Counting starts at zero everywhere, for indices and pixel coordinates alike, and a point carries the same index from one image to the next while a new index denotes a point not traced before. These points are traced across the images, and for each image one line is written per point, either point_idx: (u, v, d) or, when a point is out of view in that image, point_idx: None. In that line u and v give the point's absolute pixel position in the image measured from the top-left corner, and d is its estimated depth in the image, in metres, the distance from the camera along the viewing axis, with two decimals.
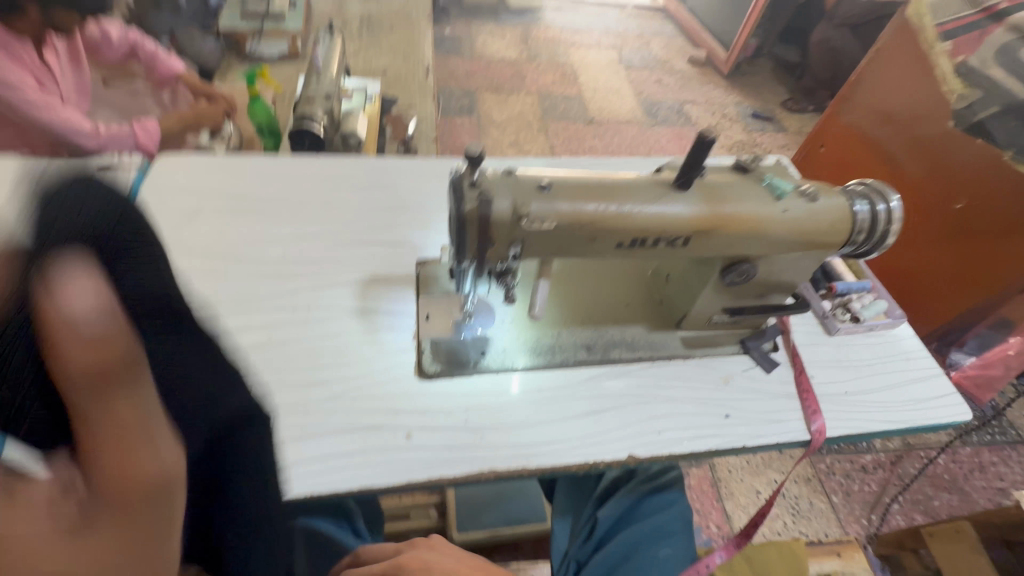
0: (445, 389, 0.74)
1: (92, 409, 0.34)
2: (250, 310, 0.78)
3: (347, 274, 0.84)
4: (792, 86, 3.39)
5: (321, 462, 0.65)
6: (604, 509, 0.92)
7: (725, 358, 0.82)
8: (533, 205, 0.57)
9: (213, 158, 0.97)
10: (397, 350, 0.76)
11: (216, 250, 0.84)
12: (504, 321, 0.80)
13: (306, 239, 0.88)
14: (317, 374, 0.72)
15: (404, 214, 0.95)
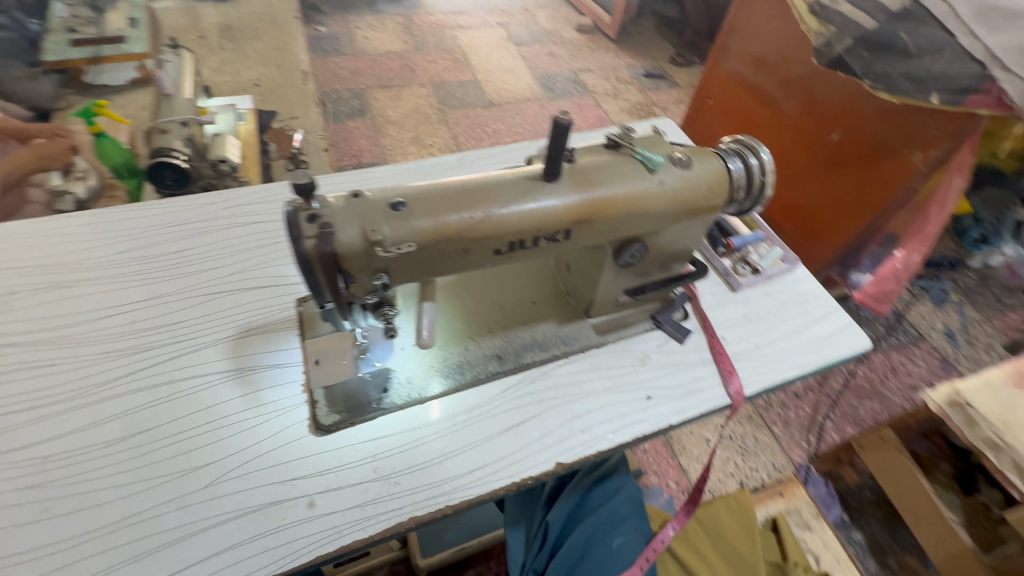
0: (349, 439, 0.66)
1: None
2: (96, 399, 0.66)
3: (216, 331, 0.74)
4: (677, 41, 3.48)
5: (210, 561, 0.56)
6: (553, 512, 0.89)
7: (639, 338, 0.80)
8: (386, 228, 0.51)
9: (27, 224, 0.81)
10: (287, 407, 0.68)
11: (45, 335, 0.70)
12: (404, 348, 0.73)
13: (160, 300, 0.76)
14: (192, 458, 0.62)
15: (276, 249, 0.84)
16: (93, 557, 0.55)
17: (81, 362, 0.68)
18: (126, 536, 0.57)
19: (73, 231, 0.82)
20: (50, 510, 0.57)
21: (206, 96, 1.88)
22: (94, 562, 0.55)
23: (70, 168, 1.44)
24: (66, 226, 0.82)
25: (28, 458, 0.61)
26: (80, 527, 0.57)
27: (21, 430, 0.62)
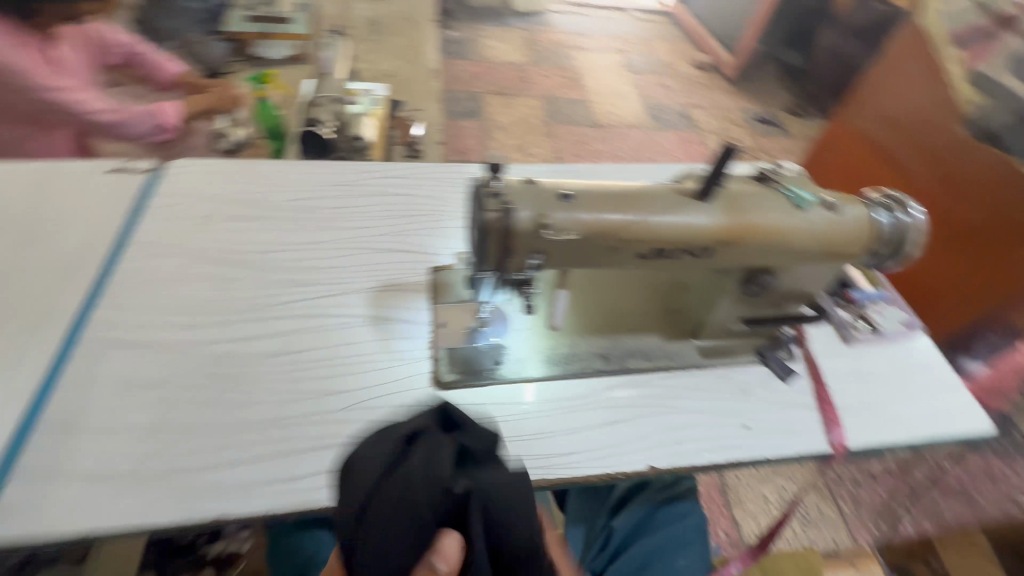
0: (463, 398, 0.73)
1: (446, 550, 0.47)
2: (264, 316, 0.77)
3: (362, 282, 0.84)
4: (797, 91, 3.38)
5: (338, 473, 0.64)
6: (619, 519, 0.92)
7: (742, 369, 0.81)
8: (556, 215, 0.57)
9: (225, 164, 0.96)
10: (413, 359, 0.76)
11: (228, 255, 0.83)
12: (520, 330, 0.79)
13: (320, 247, 0.87)
14: (332, 383, 0.71)
15: (416, 221, 0.94)
16: (246, 445, 0.64)
17: (255, 284, 0.80)
18: (274, 435, 0.66)
19: (258, 175, 0.95)
20: (218, 398, 0.68)
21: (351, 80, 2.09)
22: (247, 451, 0.64)
23: (233, 114, 1.69)
24: (254, 171, 0.96)
25: (207, 352, 0.72)
26: (239, 419, 0.66)
27: (204, 329, 0.74)
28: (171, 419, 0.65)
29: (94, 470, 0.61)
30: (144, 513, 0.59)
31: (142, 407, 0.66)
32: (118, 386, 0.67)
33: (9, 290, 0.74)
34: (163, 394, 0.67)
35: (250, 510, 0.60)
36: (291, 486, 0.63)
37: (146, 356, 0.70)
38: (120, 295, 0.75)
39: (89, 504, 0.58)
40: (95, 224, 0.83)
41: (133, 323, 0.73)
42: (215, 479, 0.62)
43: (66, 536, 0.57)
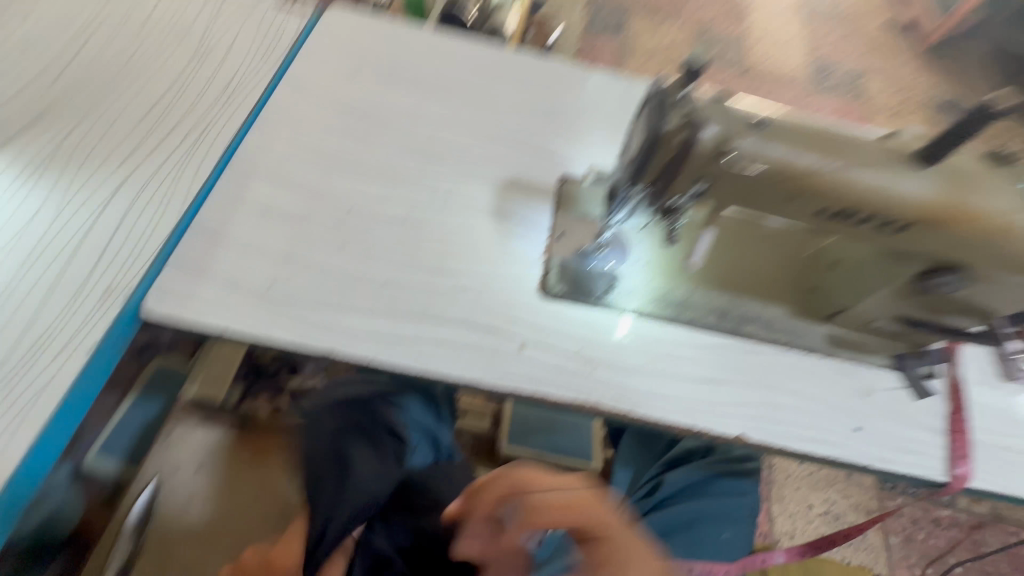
0: (566, 313, 0.71)
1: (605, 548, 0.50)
2: (394, 182, 0.77)
3: (490, 172, 0.81)
4: (1008, 81, 2.75)
5: (438, 349, 0.66)
6: (673, 474, 0.90)
7: (869, 369, 0.73)
8: (743, 141, 0.50)
9: (379, 19, 0.93)
10: (525, 262, 0.74)
11: (369, 113, 0.83)
12: (637, 263, 0.75)
13: (457, 127, 0.84)
14: (446, 263, 0.72)
15: (554, 123, 0.88)
16: (361, 297, 0.67)
17: (390, 148, 0.80)
18: (386, 295, 0.68)
19: (409, 39, 0.92)
20: (344, 247, 0.70)
21: None
22: (361, 304, 0.67)
23: None
24: (405, 33, 0.93)
25: (339, 203, 0.74)
26: (359, 273, 0.69)
27: (339, 179, 0.75)
28: (301, 254, 0.69)
29: (231, 279, 0.66)
30: (268, 329, 0.64)
31: (278, 236, 0.69)
32: (260, 212, 0.71)
33: (177, 97, 0.77)
34: (297, 230, 0.70)
35: (357, 355, 0.64)
36: (393, 346, 0.65)
37: (286, 191, 0.73)
38: (271, 127, 0.78)
39: (225, 306, 0.64)
40: (258, 53, 0.84)
41: (278, 156, 0.76)
42: (330, 319, 0.65)
43: (204, 329, 0.63)
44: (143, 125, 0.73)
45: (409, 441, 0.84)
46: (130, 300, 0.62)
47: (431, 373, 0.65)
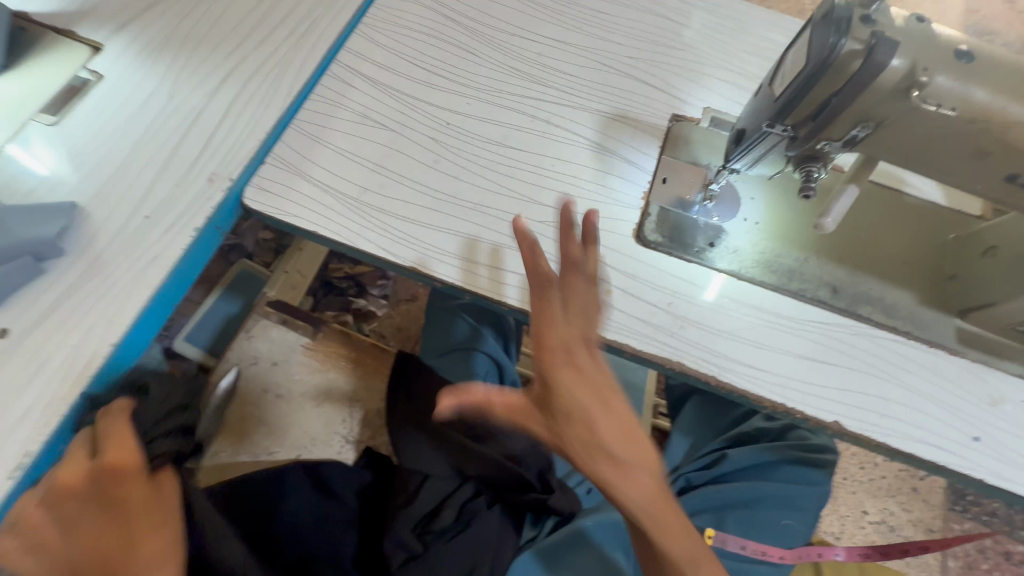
0: (660, 263, 0.66)
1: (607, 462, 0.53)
2: (492, 100, 0.72)
3: (595, 102, 0.74)
4: None
5: (520, 281, 0.63)
6: (739, 452, 0.85)
7: (1001, 376, 0.63)
8: (937, 77, 0.47)
9: None
10: (622, 204, 0.69)
11: (474, 24, 0.77)
12: (746, 221, 0.68)
13: (565, 48, 0.77)
14: (539, 194, 0.68)
15: (670, 55, 0.79)
16: (449, 217, 0.65)
17: (492, 65, 0.75)
18: (474, 218, 0.66)
19: None
20: (436, 163, 0.68)
21: None
22: (448, 223, 0.65)
23: None
24: None
25: (435, 117, 0.70)
26: (449, 192, 0.66)
27: (437, 91, 0.72)
28: (393, 164, 0.67)
29: (325, 181, 0.65)
30: (355, 236, 0.63)
31: (372, 144, 0.68)
32: (357, 117, 0.69)
33: None
34: (392, 139, 0.68)
35: (440, 274, 0.62)
36: (476, 271, 0.63)
37: (383, 98, 0.70)
38: (375, 30, 0.75)
39: (318, 208, 0.64)
40: None
41: (379, 61, 0.73)
42: (416, 234, 0.64)
43: (295, 227, 0.63)
44: (252, 14, 0.72)
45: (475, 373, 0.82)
46: (231, 190, 0.62)
47: (511, 303, 0.62)
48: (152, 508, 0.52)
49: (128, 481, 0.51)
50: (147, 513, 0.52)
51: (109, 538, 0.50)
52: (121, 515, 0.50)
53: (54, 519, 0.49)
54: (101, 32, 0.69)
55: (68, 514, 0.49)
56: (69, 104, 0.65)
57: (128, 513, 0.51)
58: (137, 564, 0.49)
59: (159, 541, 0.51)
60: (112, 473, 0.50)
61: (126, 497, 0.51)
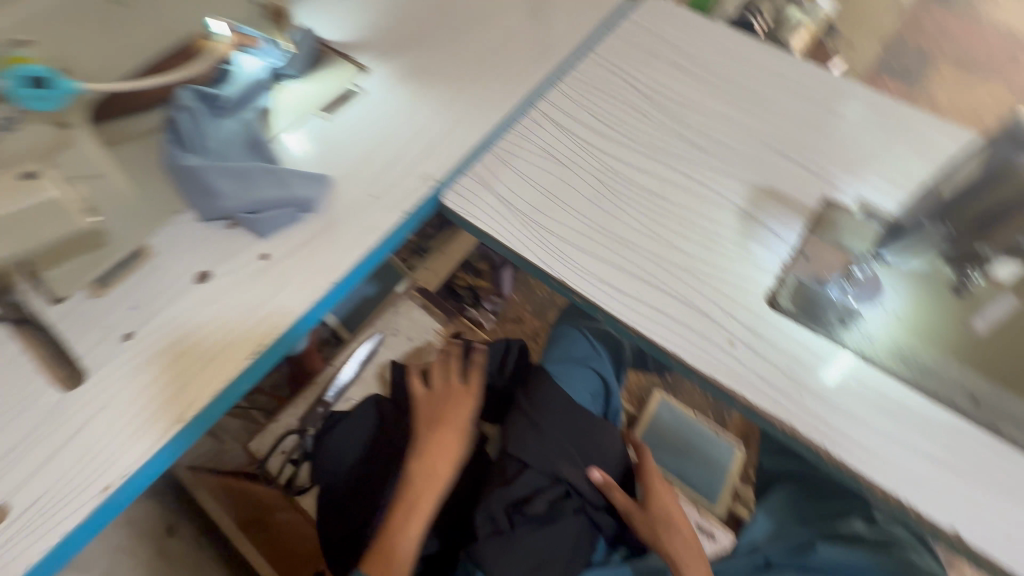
0: (788, 328, 0.70)
1: (665, 516, 0.81)
2: (656, 157, 0.83)
3: (749, 174, 0.81)
4: None
5: (650, 313, 0.71)
6: (831, 548, 0.83)
7: None
8: None
9: (686, 13, 0.99)
10: (760, 268, 0.74)
11: (652, 92, 0.90)
12: (886, 311, 0.70)
13: (730, 124, 0.86)
14: (682, 243, 0.76)
15: (832, 145, 0.84)
16: (599, 246, 0.75)
17: (661, 128, 0.86)
18: (620, 251, 0.75)
19: (707, 35, 0.97)
20: (598, 200, 0.79)
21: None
22: (597, 251, 0.75)
23: None
24: (706, 29, 0.97)
25: (604, 163, 0.82)
26: (603, 226, 0.77)
27: (610, 142, 0.84)
28: (562, 194, 0.79)
29: (505, 196, 0.79)
30: (520, 244, 0.76)
31: (548, 174, 0.81)
32: (540, 151, 0.83)
33: (507, 43, 0.93)
34: (566, 174, 0.81)
35: (583, 290, 0.72)
36: (614, 295, 0.72)
37: (565, 140, 0.84)
38: (569, 86, 0.90)
39: (496, 215, 0.78)
40: (573, 22, 0.96)
41: (567, 110, 0.87)
42: (569, 253, 0.75)
43: (475, 227, 0.78)
44: (477, 61, 0.91)
45: (588, 388, 0.92)
46: (435, 189, 0.79)
47: (640, 329, 0.70)
48: (460, 410, 0.89)
49: (462, 395, 0.91)
50: (459, 414, 0.88)
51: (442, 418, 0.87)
52: (451, 404, 0.89)
53: (431, 394, 0.91)
54: (368, 58, 0.92)
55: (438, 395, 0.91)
56: (338, 106, 0.87)
57: (457, 407, 0.89)
58: (446, 434, 0.85)
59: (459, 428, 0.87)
60: (460, 388, 0.92)
61: (456, 402, 0.90)
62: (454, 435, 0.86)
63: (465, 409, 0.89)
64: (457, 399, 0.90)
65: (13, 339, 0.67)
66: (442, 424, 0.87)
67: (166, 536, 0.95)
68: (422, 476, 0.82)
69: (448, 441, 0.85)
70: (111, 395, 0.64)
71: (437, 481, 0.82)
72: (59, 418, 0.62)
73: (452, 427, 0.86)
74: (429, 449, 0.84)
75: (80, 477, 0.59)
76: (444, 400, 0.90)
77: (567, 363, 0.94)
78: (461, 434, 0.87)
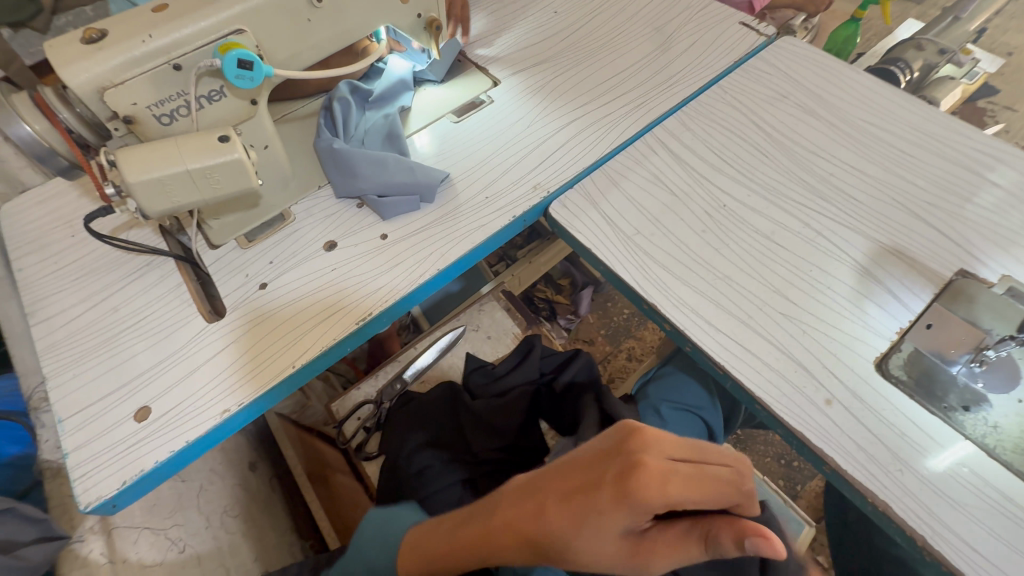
0: (897, 401, 0.64)
1: None
2: (770, 199, 0.81)
3: (875, 231, 0.77)
4: None
5: (741, 353, 0.69)
6: None
7: None
8: None
9: (827, 60, 0.96)
10: (873, 330, 0.69)
11: (777, 134, 0.87)
12: (1019, 402, 0.63)
13: (859, 176, 0.82)
14: (787, 289, 0.73)
15: (979, 213, 0.77)
16: (698, 279, 0.75)
17: (783, 171, 0.83)
18: (719, 286, 0.74)
19: (849, 84, 0.93)
20: (703, 233, 0.79)
21: (982, 32, 1.58)
22: (695, 282, 0.75)
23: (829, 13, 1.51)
24: (848, 78, 0.93)
25: (715, 198, 0.82)
26: (705, 259, 0.76)
27: (724, 177, 0.84)
28: (666, 221, 0.80)
29: (609, 215, 0.81)
30: (617, 263, 0.77)
31: (654, 200, 0.82)
32: (650, 177, 0.84)
33: (635, 72, 0.96)
34: (673, 203, 0.82)
35: (675, 319, 0.72)
36: (707, 330, 0.71)
37: (677, 170, 0.85)
38: (690, 118, 0.90)
39: (598, 232, 0.80)
40: (705, 58, 0.97)
41: (684, 141, 0.88)
42: (666, 279, 0.75)
43: (575, 239, 0.80)
44: (604, 85, 0.94)
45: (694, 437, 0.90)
46: (543, 200, 0.83)
47: (729, 369, 0.68)
48: (587, 521, 0.51)
49: (612, 488, 0.50)
50: (583, 525, 0.51)
51: (571, 483, 0.54)
52: (593, 485, 0.52)
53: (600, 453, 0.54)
54: (501, 72, 0.98)
55: (601, 457, 0.54)
56: (467, 112, 0.94)
57: (588, 510, 0.51)
58: (553, 511, 0.54)
59: (564, 532, 0.52)
60: (619, 497, 0.50)
61: (601, 493, 0.51)
62: (551, 536, 0.53)
63: (598, 531, 0.51)
64: (597, 504, 0.51)
65: (175, 271, 0.80)
66: (563, 493, 0.54)
67: (247, 469, 1.05)
68: (485, 522, 0.60)
69: (535, 527, 0.54)
70: (241, 334, 0.74)
71: (496, 549, 0.57)
72: (201, 343, 0.73)
73: (565, 510, 0.53)
74: (510, 511, 0.57)
75: (208, 398, 0.69)
76: (584, 480, 0.53)
77: (678, 410, 0.92)
78: (557, 540, 0.53)
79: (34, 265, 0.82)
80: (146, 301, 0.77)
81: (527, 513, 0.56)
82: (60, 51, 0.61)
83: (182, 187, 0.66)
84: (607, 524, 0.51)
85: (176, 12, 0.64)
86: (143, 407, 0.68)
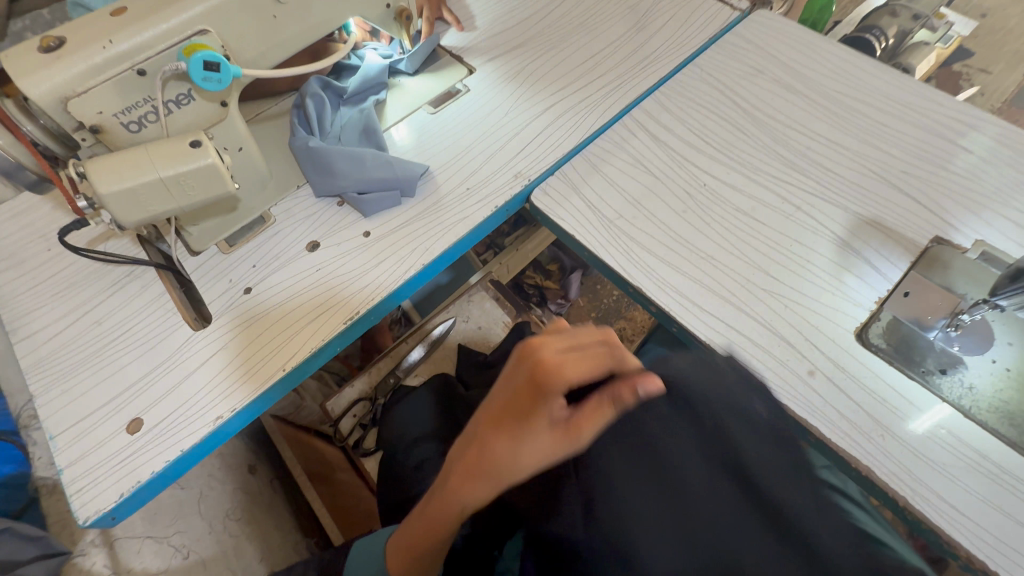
0: (878, 368, 0.66)
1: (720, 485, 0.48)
2: (749, 176, 0.81)
3: (853, 203, 0.78)
4: None
5: (725, 330, 0.70)
6: None
7: None
8: None
9: (802, 33, 0.96)
10: (853, 301, 0.71)
11: (754, 110, 0.88)
12: (995, 363, 0.65)
13: (836, 149, 0.83)
14: (768, 265, 0.74)
15: (953, 180, 0.78)
16: (679, 259, 0.76)
17: (762, 148, 0.84)
18: (701, 265, 0.75)
19: (825, 56, 0.93)
20: (685, 213, 0.79)
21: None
22: (677, 261, 0.75)
23: None
24: (823, 50, 0.93)
25: (695, 177, 0.82)
26: (686, 239, 0.77)
27: (703, 156, 0.84)
28: (647, 204, 0.80)
29: (591, 200, 0.82)
30: (601, 248, 0.78)
31: (635, 183, 0.82)
32: (631, 160, 0.84)
33: (611, 53, 0.95)
34: (654, 184, 0.82)
35: (660, 300, 0.73)
36: (691, 310, 0.72)
37: (657, 151, 0.85)
38: (668, 98, 0.90)
39: (581, 218, 0.80)
40: (681, 36, 0.96)
41: (662, 122, 0.88)
42: (649, 261, 0.76)
43: (559, 226, 0.81)
44: (580, 67, 0.94)
45: None
46: (525, 188, 0.83)
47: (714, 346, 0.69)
48: (518, 430, 0.57)
49: (524, 391, 0.58)
50: (517, 434, 0.57)
51: (496, 413, 0.60)
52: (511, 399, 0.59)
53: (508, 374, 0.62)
54: (477, 59, 0.97)
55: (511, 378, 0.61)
56: (444, 103, 0.93)
57: (515, 419, 0.57)
58: (492, 440, 0.58)
59: (502, 450, 0.57)
60: (526, 392, 0.57)
61: (518, 398, 0.58)
62: (498, 457, 0.57)
63: (530, 432, 0.56)
64: (519, 408, 0.57)
65: (157, 280, 0.79)
66: (492, 420, 0.60)
67: (247, 473, 1.06)
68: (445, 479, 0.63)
69: (484, 456, 0.59)
70: (229, 339, 0.74)
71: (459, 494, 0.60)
72: (188, 350, 0.73)
73: (499, 429, 0.58)
74: (461, 457, 0.61)
75: (200, 405, 0.69)
76: (504, 401, 0.60)
77: None
78: (503, 458, 0.57)
79: (10, 283, 0.81)
80: (129, 313, 0.77)
81: (469, 453, 0.60)
82: (16, 62, 0.59)
83: (157, 196, 0.65)
84: (526, 427, 0.56)
85: (135, 16, 0.62)
86: (136, 418, 0.68)
